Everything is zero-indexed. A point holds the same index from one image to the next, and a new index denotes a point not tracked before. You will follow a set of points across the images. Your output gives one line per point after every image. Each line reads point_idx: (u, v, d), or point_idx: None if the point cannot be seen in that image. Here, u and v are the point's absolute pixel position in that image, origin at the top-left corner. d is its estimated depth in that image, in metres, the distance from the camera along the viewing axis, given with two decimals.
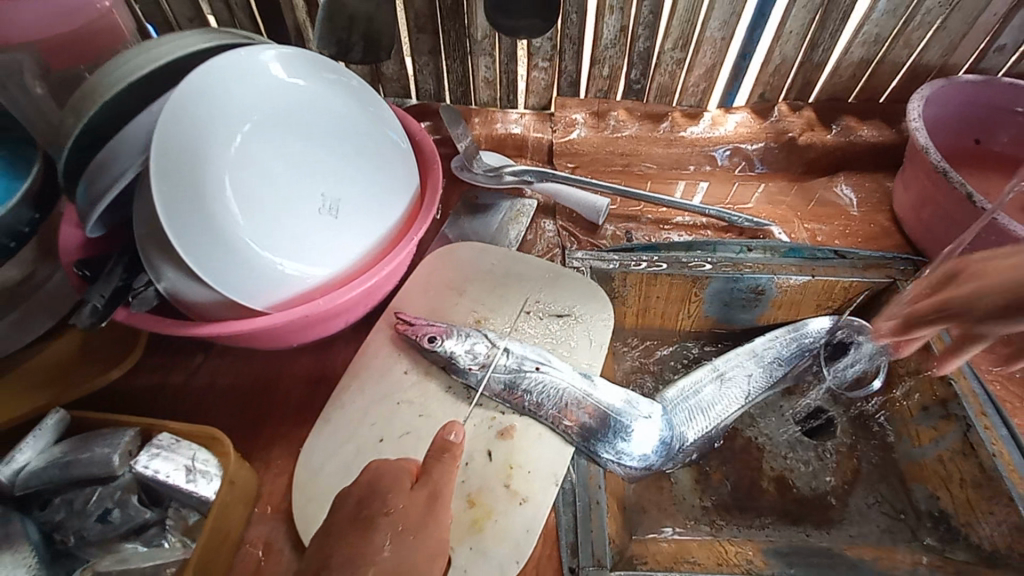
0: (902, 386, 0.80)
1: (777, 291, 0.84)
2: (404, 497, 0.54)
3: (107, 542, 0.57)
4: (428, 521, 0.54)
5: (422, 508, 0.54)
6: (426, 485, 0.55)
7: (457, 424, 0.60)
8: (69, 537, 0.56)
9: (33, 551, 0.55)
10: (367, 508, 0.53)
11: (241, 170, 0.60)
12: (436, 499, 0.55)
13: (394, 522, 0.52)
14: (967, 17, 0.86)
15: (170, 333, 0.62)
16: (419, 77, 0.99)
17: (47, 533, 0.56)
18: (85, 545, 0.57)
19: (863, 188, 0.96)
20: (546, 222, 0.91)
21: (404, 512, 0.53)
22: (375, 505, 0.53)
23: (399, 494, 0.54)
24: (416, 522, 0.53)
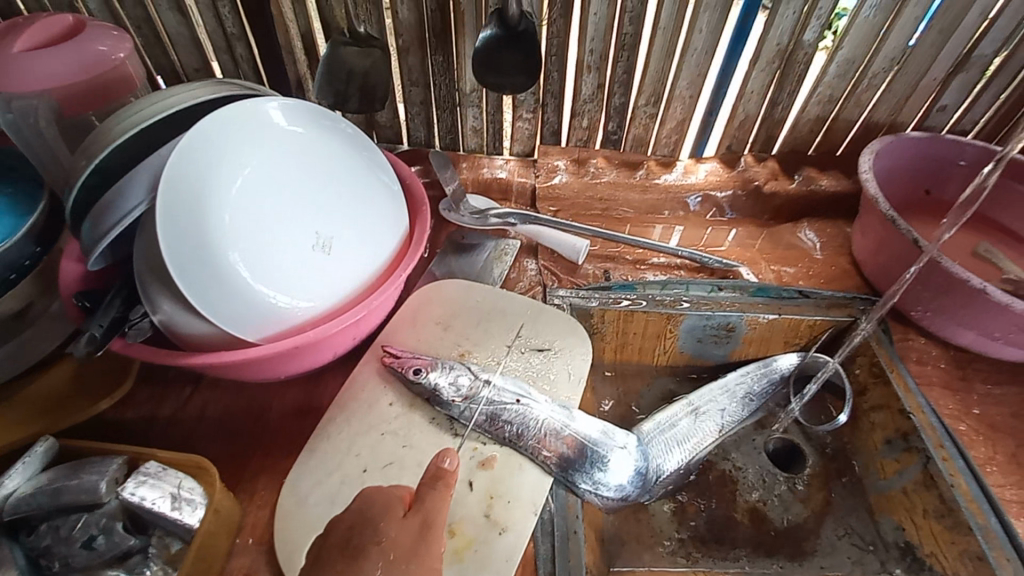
0: (867, 421, 0.83)
1: (747, 328, 0.89)
2: (395, 526, 0.55)
3: (91, 569, 0.58)
4: (422, 548, 0.54)
5: (415, 533, 0.54)
6: (419, 513, 0.55)
7: (453, 449, 0.58)
8: (54, 563, 0.57)
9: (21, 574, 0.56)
10: (357, 537, 0.54)
11: (241, 208, 0.64)
12: (429, 527, 0.54)
13: (385, 551, 0.53)
14: (909, 81, 0.96)
15: (163, 364, 0.64)
16: (411, 125, 1.06)
17: (32, 558, 0.57)
18: (69, 571, 0.57)
19: (825, 233, 1.03)
20: (529, 261, 0.95)
21: (396, 539, 0.54)
22: (366, 535, 0.54)
23: (391, 521, 0.55)
24: (408, 551, 0.53)
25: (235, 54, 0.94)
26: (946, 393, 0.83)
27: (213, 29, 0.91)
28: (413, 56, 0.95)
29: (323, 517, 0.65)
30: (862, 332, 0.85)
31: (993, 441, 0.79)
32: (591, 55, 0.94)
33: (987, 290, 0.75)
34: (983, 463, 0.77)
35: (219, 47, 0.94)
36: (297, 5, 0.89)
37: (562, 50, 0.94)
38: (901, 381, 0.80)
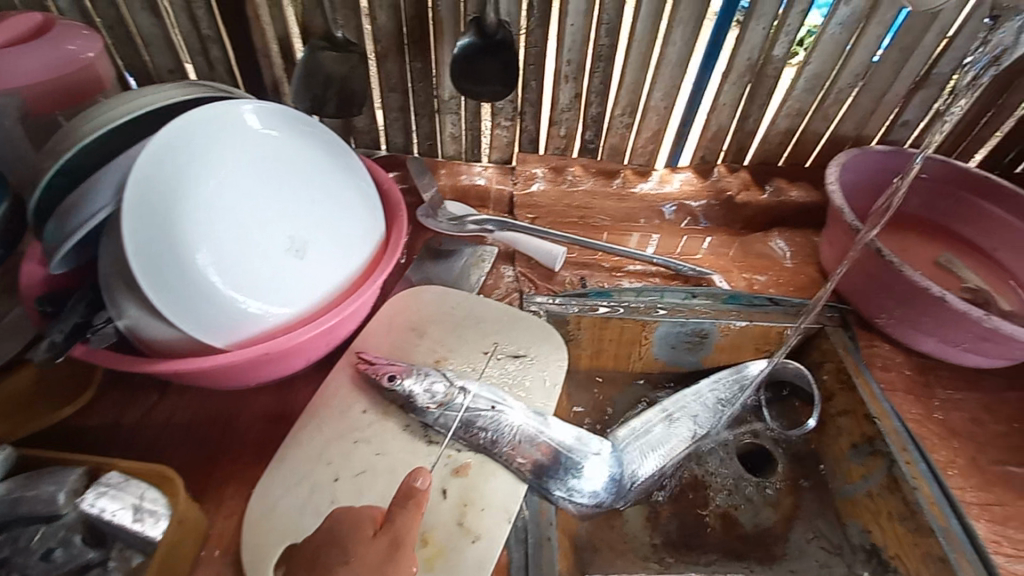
0: (834, 426, 0.85)
1: (719, 335, 0.90)
2: (365, 542, 0.54)
3: None
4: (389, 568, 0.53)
5: (383, 553, 0.53)
6: (389, 532, 0.54)
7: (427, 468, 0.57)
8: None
9: None
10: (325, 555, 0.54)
11: (212, 212, 0.63)
12: (398, 547, 0.54)
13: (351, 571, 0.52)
14: (873, 97, 0.99)
15: (127, 370, 0.62)
16: (389, 131, 1.05)
17: None
18: None
19: (795, 243, 1.06)
20: (506, 268, 0.96)
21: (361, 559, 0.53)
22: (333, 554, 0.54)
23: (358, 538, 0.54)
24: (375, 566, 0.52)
25: (210, 56, 0.93)
26: (909, 399, 0.86)
27: (188, 31, 0.90)
28: (391, 61, 0.95)
29: (292, 528, 0.64)
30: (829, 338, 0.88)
31: (953, 445, 0.82)
32: (568, 65, 0.95)
33: (945, 298, 0.78)
34: (944, 466, 0.80)
35: (194, 49, 0.92)
36: (274, 9, 0.88)
37: (539, 59, 0.95)
38: (867, 387, 0.82)
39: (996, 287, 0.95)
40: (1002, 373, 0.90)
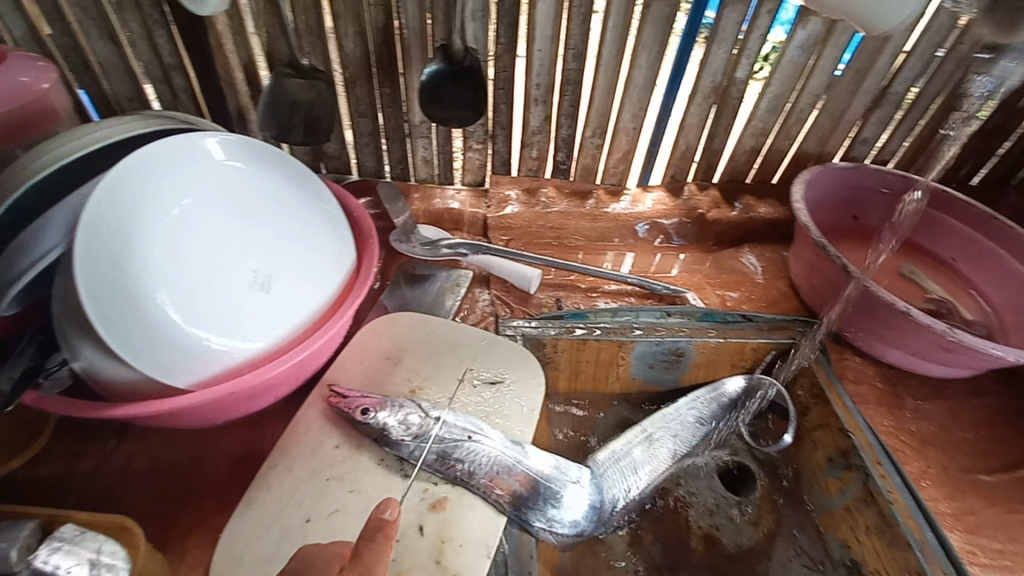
0: (810, 440, 0.86)
1: (696, 352, 0.91)
2: None
3: None
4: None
5: None
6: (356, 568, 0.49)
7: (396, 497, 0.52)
8: None
9: None
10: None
11: (173, 247, 0.62)
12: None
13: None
14: (832, 116, 1.03)
15: (82, 416, 0.59)
16: (360, 156, 1.04)
17: None
18: None
19: (765, 258, 1.08)
20: (481, 292, 0.95)
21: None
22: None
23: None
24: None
25: (173, 84, 0.91)
26: (880, 411, 0.87)
27: (149, 59, 0.88)
28: (360, 87, 0.94)
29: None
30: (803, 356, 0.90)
31: (924, 455, 0.83)
32: (537, 89, 0.96)
33: (910, 312, 0.80)
34: (918, 477, 0.81)
35: (155, 77, 0.90)
36: (237, 38, 0.87)
37: (508, 83, 0.96)
38: (840, 401, 0.83)
39: (957, 297, 0.98)
40: (967, 380, 0.92)
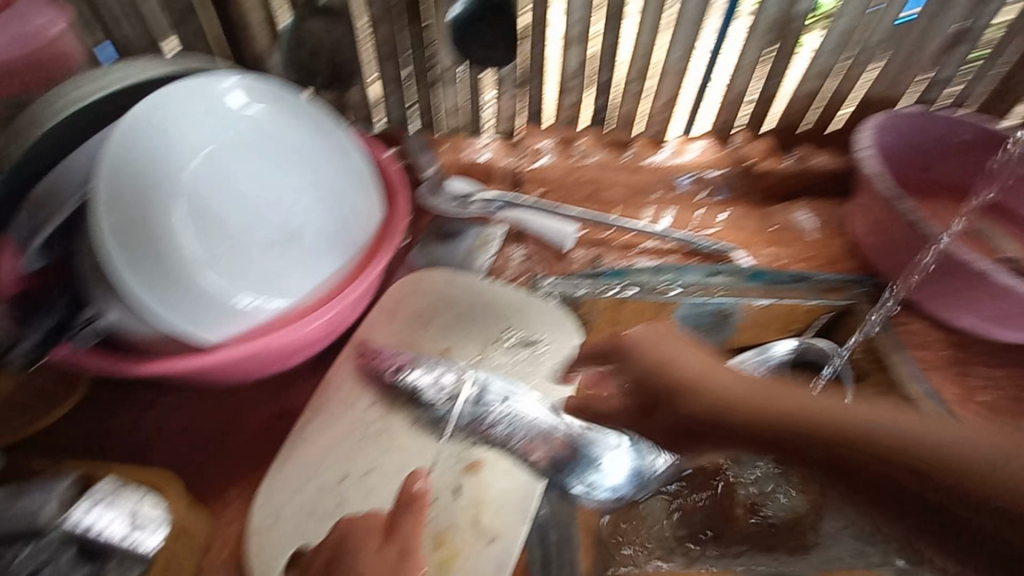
0: (865, 407, 0.81)
1: (743, 315, 0.86)
2: (371, 557, 0.52)
3: None
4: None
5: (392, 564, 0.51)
6: (397, 539, 0.52)
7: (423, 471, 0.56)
8: None
9: None
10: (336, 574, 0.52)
11: (197, 200, 0.58)
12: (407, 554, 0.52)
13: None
14: (905, 55, 0.92)
15: (114, 371, 0.58)
16: (386, 104, 0.98)
17: None
18: None
19: (819, 213, 1.00)
20: (515, 249, 0.90)
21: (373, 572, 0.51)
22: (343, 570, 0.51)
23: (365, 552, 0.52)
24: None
25: (190, 27, 0.86)
26: (942, 378, 0.82)
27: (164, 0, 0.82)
28: (384, 29, 0.87)
29: (300, 531, 0.60)
30: (868, 327, 0.85)
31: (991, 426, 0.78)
32: (577, 27, 0.88)
33: (986, 271, 0.76)
34: None
35: (172, 21, 0.85)
36: None
37: (546, 21, 0.88)
38: (904, 367, 0.82)
39: None
40: None
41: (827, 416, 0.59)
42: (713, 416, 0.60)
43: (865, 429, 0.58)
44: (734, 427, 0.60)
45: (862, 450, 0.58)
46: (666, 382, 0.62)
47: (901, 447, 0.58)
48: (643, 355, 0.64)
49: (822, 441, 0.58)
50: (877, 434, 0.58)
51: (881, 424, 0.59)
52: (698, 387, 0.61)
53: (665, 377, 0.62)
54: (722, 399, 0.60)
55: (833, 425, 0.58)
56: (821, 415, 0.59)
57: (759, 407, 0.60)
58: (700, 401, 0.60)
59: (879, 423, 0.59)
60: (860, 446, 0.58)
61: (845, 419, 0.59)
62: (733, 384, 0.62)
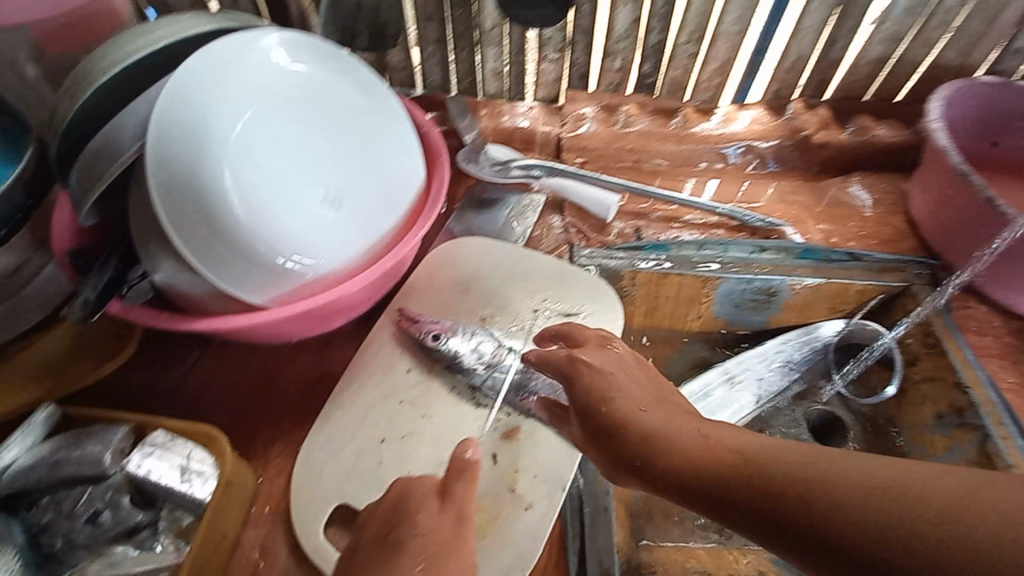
0: (916, 393, 0.78)
1: (790, 293, 0.83)
2: (434, 518, 0.49)
3: (97, 546, 0.52)
4: (458, 542, 0.48)
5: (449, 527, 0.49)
6: (452, 505, 0.50)
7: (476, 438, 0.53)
8: (56, 541, 0.51)
9: (18, 555, 0.49)
10: (394, 533, 0.48)
11: (243, 159, 0.58)
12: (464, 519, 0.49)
13: (422, 546, 0.47)
14: (985, 17, 0.85)
15: (165, 327, 0.59)
16: (426, 67, 0.96)
17: (32, 536, 0.51)
18: (72, 550, 0.51)
19: (877, 189, 0.94)
20: (554, 218, 0.88)
21: (435, 532, 0.48)
22: (404, 527, 0.49)
23: (426, 511, 0.49)
24: (443, 541, 0.48)
25: None
26: (1004, 366, 0.76)
27: None
28: None
29: (341, 487, 0.62)
30: (922, 311, 0.79)
31: None
32: None
33: None
34: None
35: None
36: None
37: None
38: (959, 353, 0.75)
39: None
40: None
41: (788, 459, 0.40)
42: (688, 482, 0.44)
43: (821, 479, 0.38)
44: (715, 498, 0.42)
45: (876, 501, 0.36)
46: (612, 422, 0.50)
47: (858, 492, 0.36)
48: (626, 388, 0.52)
49: (761, 482, 0.40)
50: (834, 481, 0.38)
51: (858, 473, 0.37)
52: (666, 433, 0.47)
53: (599, 400, 0.52)
54: (676, 454, 0.45)
55: (771, 463, 0.41)
56: (753, 449, 0.42)
57: (712, 458, 0.43)
58: (662, 456, 0.46)
59: (877, 467, 0.37)
60: (820, 498, 0.37)
61: (798, 461, 0.40)
62: (736, 435, 0.45)
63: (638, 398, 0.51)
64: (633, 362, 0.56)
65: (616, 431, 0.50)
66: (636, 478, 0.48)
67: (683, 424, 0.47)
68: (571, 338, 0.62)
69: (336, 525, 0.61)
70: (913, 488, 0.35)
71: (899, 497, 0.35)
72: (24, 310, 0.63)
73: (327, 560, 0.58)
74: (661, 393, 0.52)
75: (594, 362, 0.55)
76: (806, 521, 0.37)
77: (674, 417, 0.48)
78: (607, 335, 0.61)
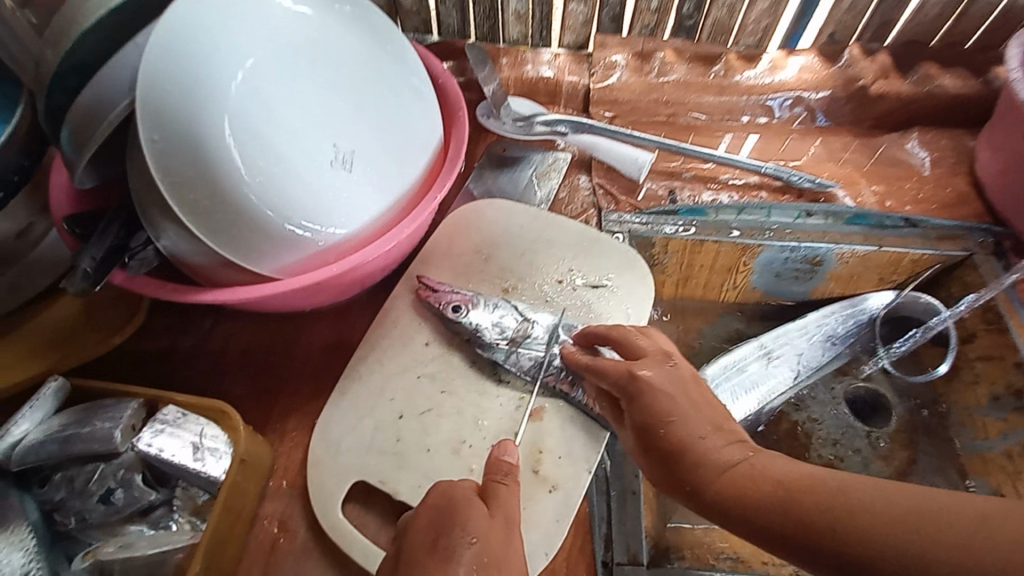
0: (970, 372, 0.73)
1: (837, 263, 0.76)
2: (484, 522, 0.47)
3: (111, 525, 0.51)
4: (507, 549, 0.47)
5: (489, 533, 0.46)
6: (498, 510, 0.49)
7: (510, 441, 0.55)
8: (70, 519, 0.50)
9: (32, 531, 0.49)
10: (447, 536, 0.46)
11: (243, 114, 0.52)
12: (511, 524, 0.49)
13: (476, 554, 0.45)
14: None
15: (171, 299, 0.56)
16: (442, 9, 0.88)
17: (46, 512, 0.50)
18: (87, 527, 0.51)
19: (938, 146, 0.85)
20: (581, 178, 0.82)
21: (488, 540, 0.46)
22: (454, 534, 0.46)
23: (476, 514, 0.47)
24: (498, 554, 0.46)
25: None
26: None
27: None
28: None
29: (359, 465, 0.60)
30: (990, 291, 0.71)
31: None
32: None
33: None
34: None
35: None
36: None
37: None
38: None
39: None
40: None
41: (824, 487, 0.41)
42: (733, 510, 0.45)
43: (853, 506, 0.39)
44: (758, 528, 0.43)
45: (902, 527, 0.37)
46: (671, 446, 0.50)
47: (891, 523, 0.37)
48: (687, 410, 0.51)
49: (800, 512, 0.41)
50: (867, 511, 0.39)
51: (889, 502, 0.38)
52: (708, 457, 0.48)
53: (658, 423, 0.51)
54: (725, 480, 0.46)
55: (809, 490, 0.42)
56: (792, 477, 0.43)
57: (754, 487, 0.44)
58: (708, 479, 0.47)
59: (902, 494, 0.38)
60: (854, 529, 0.39)
61: (831, 489, 0.41)
62: (776, 462, 0.46)
63: (697, 423, 0.50)
64: (695, 381, 0.54)
65: (675, 453, 0.49)
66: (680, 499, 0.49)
67: (730, 450, 0.48)
68: (628, 348, 0.58)
69: (353, 502, 0.60)
70: (939, 518, 0.37)
71: (924, 525, 0.37)
72: (32, 277, 0.60)
73: (345, 537, 0.57)
74: (714, 417, 0.51)
75: (654, 380, 0.53)
76: (841, 549, 0.39)
77: (735, 447, 0.48)
78: (668, 350, 0.57)
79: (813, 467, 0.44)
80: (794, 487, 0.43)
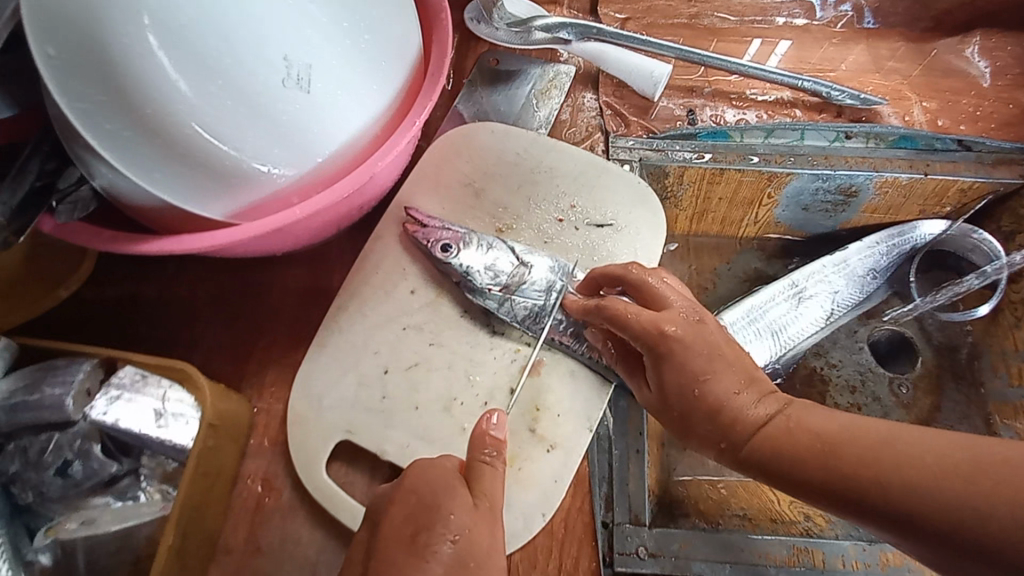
0: (1012, 316, 0.67)
1: (874, 193, 0.68)
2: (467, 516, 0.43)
3: (73, 499, 0.48)
4: (491, 540, 0.43)
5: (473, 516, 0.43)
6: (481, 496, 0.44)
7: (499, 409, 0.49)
8: (28, 493, 0.46)
9: None
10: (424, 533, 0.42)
11: (168, 15, 0.42)
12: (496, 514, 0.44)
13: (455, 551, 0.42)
14: None
15: (111, 248, 0.49)
16: None
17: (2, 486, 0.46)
18: (46, 502, 0.47)
19: (1004, 52, 0.73)
20: (586, 95, 0.70)
21: (470, 534, 0.42)
22: (435, 529, 0.42)
23: (456, 501, 0.43)
24: (481, 551, 0.42)
25: None
26: None
27: None
28: None
29: (346, 421, 0.56)
30: None
31: None
32: None
33: None
34: None
35: None
36: None
37: None
38: None
39: None
40: None
41: (868, 438, 0.39)
42: (773, 468, 0.43)
43: (900, 457, 0.37)
44: (798, 483, 0.41)
45: (951, 481, 0.35)
46: (701, 409, 0.46)
47: (937, 475, 0.35)
48: (723, 368, 0.47)
49: (842, 467, 0.39)
50: (911, 464, 0.36)
51: (941, 454, 0.36)
52: (737, 417, 0.45)
53: (692, 382, 0.47)
54: (766, 436, 0.43)
55: (851, 441, 0.39)
56: (830, 429, 0.41)
57: (793, 443, 0.42)
58: (745, 437, 0.44)
59: (956, 448, 0.36)
60: (896, 479, 0.37)
61: (875, 440, 0.39)
62: (813, 413, 0.43)
63: (731, 380, 0.46)
64: (725, 341, 0.49)
65: (702, 415, 0.46)
66: (711, 454, 0.47)
67: (763, 406, 0.45)
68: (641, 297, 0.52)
69: (340, 460, 0.57)
70: (998, 471, 0.34)
71: (973, 477, 0.34)
72: None
73: (331, 498, 0.54)
74: (745, 369, 0.47)
75: (682, 335, 0.48)
76: (881, 503, 0.37)
77: (769, 402, 0.45)
78: (691, 300, 0.52)
79: (854, 418, 0.41)
80: (837, 440, 0.40)
